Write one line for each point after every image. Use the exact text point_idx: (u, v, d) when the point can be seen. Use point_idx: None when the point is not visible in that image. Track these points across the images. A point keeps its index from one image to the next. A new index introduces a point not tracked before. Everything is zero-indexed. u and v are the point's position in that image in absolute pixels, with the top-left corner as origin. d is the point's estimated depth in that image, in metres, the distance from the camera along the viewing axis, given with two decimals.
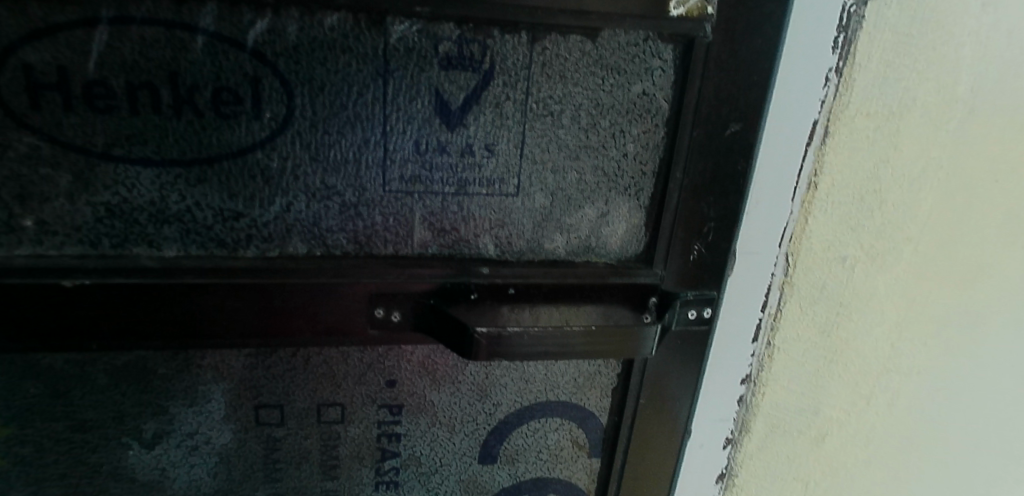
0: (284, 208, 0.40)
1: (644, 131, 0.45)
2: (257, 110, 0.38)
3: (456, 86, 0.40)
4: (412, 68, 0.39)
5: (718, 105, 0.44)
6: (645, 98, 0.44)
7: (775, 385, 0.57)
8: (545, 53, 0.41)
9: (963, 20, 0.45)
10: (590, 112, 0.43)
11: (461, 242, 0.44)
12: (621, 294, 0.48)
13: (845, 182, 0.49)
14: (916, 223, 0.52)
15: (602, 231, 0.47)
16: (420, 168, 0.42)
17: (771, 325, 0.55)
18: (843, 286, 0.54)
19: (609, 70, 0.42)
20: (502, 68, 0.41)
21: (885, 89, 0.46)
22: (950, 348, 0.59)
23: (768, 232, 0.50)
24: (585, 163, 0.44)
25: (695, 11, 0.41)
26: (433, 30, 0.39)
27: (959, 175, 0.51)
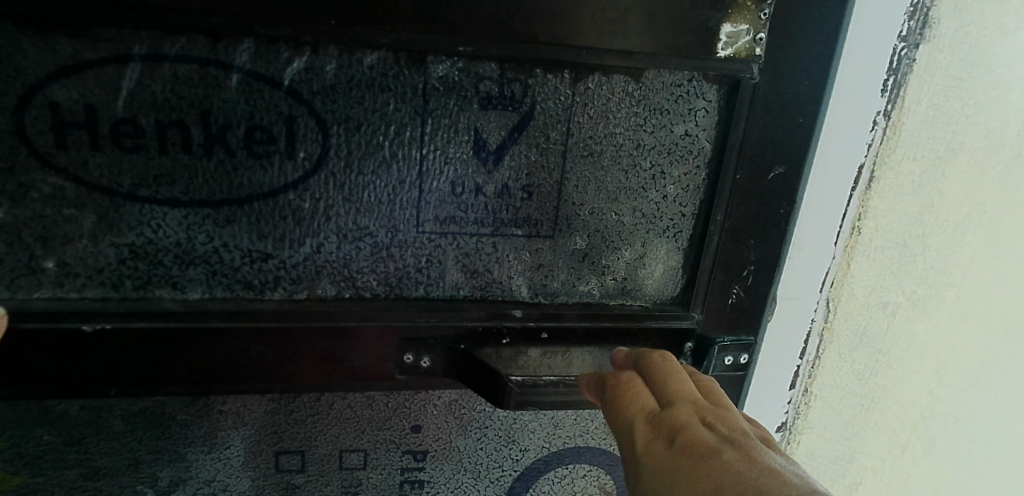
0: (314, 249, 0.39)
1: (685, 173, 0.43)
2: (292, 151, 0.37)
3: (494, 126, 0.39)
4: (452, 108, 0.38)
5: (763, 147, 0.43)
6: (688, 138, 0.43)
7: (809, 433, 0.55)
8: (587, 92, 0.40)
9: (1015, 63, 0.44)
10: (631, 153, 0.42)
11: (493, 284, 0.43)
12: (654, 339, 0.47)
13: (889, 226, 0.47)
14: (958, 269, 0.50)
15: (639, 272, 0.45)
16: (455, 209, 0.41)
17: (809, 373, 0.52)
18: (883, 333, 0.52)
19: (652, 110, 0.41)
20: (543, 109, 0.40)
21: (932, 134, 0.45)
22: (987, 395, 0.57)
23: (811, 278, 0.48)
24: (624, 205, 0.43)
25: (743, 53, 0.40)
26: (474, 69, 0.38)
27: (999, 220, 0.49)
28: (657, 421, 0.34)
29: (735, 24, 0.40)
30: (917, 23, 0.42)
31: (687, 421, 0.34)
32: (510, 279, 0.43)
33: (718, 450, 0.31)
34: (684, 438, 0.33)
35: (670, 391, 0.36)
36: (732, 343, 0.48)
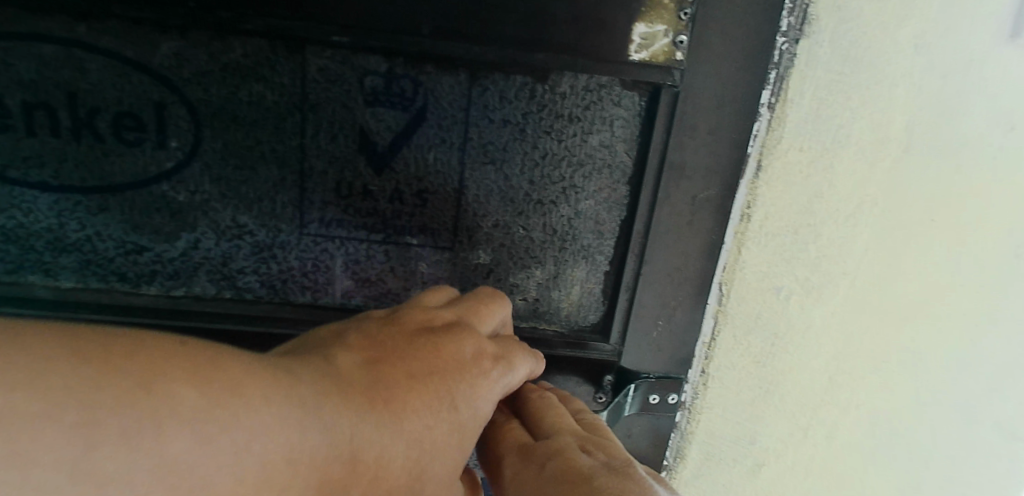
0: (191, 243, 0.45)
1: (601, 188, 0.48)
2: (163, 140, 0.42)
3: (385, 124, 0.44)
4: (337, 102, 0.43)
5: (692, 168, 0.47)
6: (604, 149, 0.47)
7: (709, 413, 0.57)
8: (484, 93, 0.44)
9: (898, 61, 0.45)
10: (540, 164, 0.46)
11: (385, 294, 0.48)
12: (569, 365, 0.52)
13: (778, 216, 0.49)
14: (852, 259, 0.52)
15: (553, 293, 0.51)
16: (340, 213, 0.45)
17: (705, 355, 0.54)
18: (779, 318, 0.53)
19: (559, 117, 0.45)
20: (437, 105, 0.44)
21: (819, 126, 0.46)
22: (890, 387, 0.60)
23: (706, 270, 0.50)
24: (533, 221, 0.48)
25: (660, 56, 0.44)
26: (357, 61, 0.42)
27: (893, 215, 0.51)
28: (535, 450, 0.42)
29: (651, 25, 0.43)
30: (797, 18, 0.43)
31: (564, 447, 0.41)
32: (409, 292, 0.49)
33: (584, 473, 0.39)
34: (558, 463, 0.40)
35: (553, 426, 0.44)
36: (658, 382, 0.54)
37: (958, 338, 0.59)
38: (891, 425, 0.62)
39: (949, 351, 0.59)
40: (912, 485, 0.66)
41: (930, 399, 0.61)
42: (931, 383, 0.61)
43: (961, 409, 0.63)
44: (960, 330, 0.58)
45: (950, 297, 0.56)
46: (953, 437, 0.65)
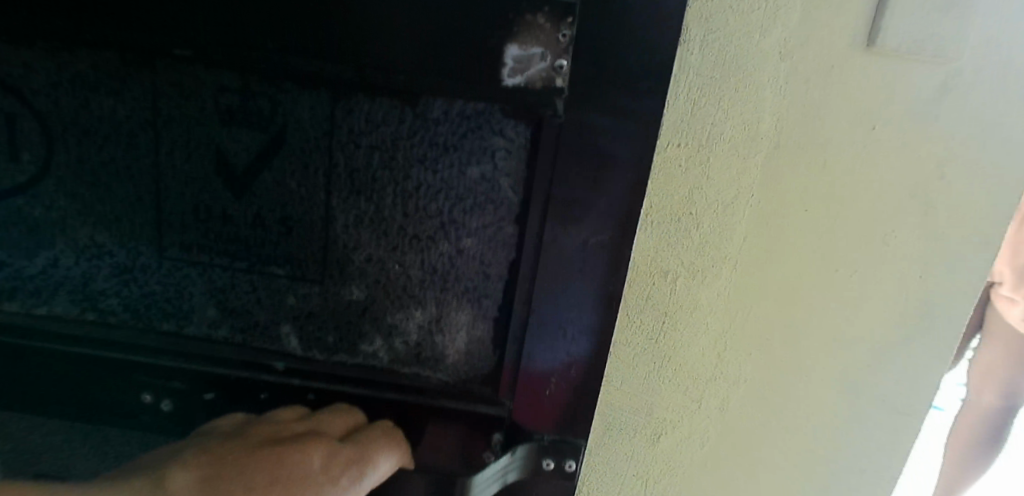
0: (48, 261, 0.52)
1: (484, 224, 0.50)
2: (18, 153, 0.49)
3: (242, 144, 0.48)
4: (189, 123, 0.48)
5: (574, 202, 0.48)
6: (486, 182, 0.49)
7: (607, 385, 0.63)
8: (348, 116, 0.48)
9: (761, 66, 0.51)
10: (415, 197, 0.50)
11: (253, 324, 0.53)
12: (452, 415, 0.54)
13: (661, 204, 0.55)
14: (732, 244, 0.57)
15: (435, 333, 0.53)
16: (199, 236, 0.51)
17: None
18: (667, 298, 0.59)
19: (434, 145, 0.48)
20: (297, 124, 0.48)
21: (691, 125, 0.52)
22: (776, 363, 0.64)
23: (602, 293, 0.51)
24: (410, 257, 0.51)
25: (539, 79, 0.45)
26: (214, 75, 0.46)
27: (769, 207, 0.56)
28: None
29: (525, 48, 0.44)
30: None
31: None
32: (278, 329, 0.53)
33: None
34: None
35: None
36: (551, 446, 0.55)
37: (840, 319, 0.63)
38: (785, 404, 0.67)
39: (834, 332, 0.64)
40: (810, 463, 0.70)
41: (823, 381, 0.66)
42: (821, 365, 0.65)
43: (851, 388, 0.66)
44: (841, 313, 0.63)
45: (830, 285, 0.61)
46: (846, 419, 0.68)
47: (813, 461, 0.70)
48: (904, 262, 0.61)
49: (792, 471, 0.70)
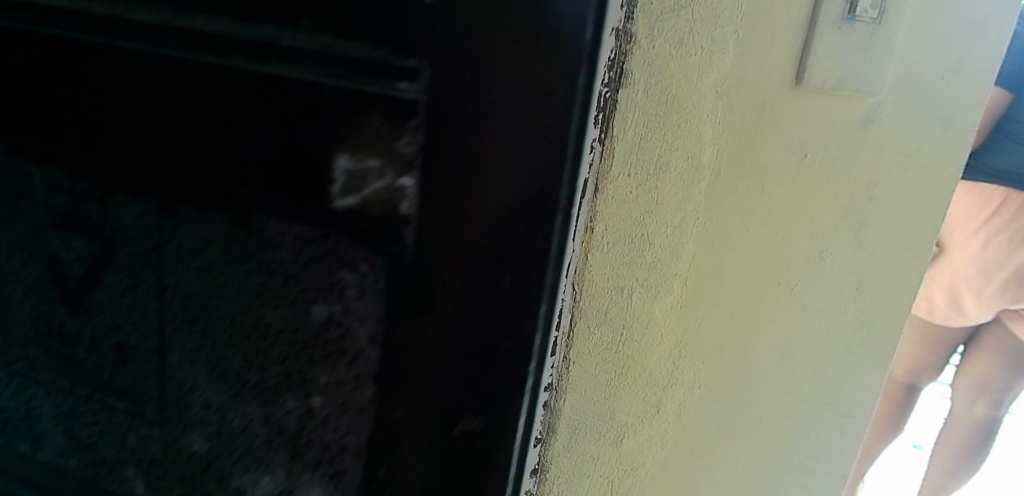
0: None
1: (331, 376, 0.55)
2: None
3: (74, 254, 0.61)
4: (32, 236, 0.62)
5: (423, 331, 0.52)
6: (330, 327, 0.54)
7: (574, 393, 0.68)
8: (178, 231, 0.56)
9: (701, 103, 0.57)
10: (248, 349, 0.57)
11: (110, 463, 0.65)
12: None
13: (617, 227, 0.61)
14: (683, 262, 0.63)
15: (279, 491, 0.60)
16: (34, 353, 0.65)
17: (566, 342, 0.65)
18: (624, 312, 0.65)
19: (272, 274, 0.54)
20: (127, 237, 0.58)
21: (640, 155, 0.58)
22: (728, 369, 0.70)
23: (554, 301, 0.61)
24: (250, 411, 0.58)
25: (383, 180, 0.48)
26: (72, 178, 0.58)
27: (715, 226, 0.62)
28: None
29: (359, 149, 0.47)
30: (617, 73, 0.56)
31: None
32: (124, 471, 0.64)
33: None
34: None
35: None
36: None
37: (784, 328, 0.69)
38: (739, 407, 0.72)
39: (778, 339, 0.69)
40: (764, 459, 0.75)
41: (772, 384, 0.71)
42: (770, 370, 0.71)
43: (796, 390, 0.72)
44: (785, 322, 0.69)
45: (777, 296, 0.67)
46: (794, 419, 0.74)
47: (765, 458, 0.75)
48: (844, 273, 0.67)
49: (748, 467, 0.76)
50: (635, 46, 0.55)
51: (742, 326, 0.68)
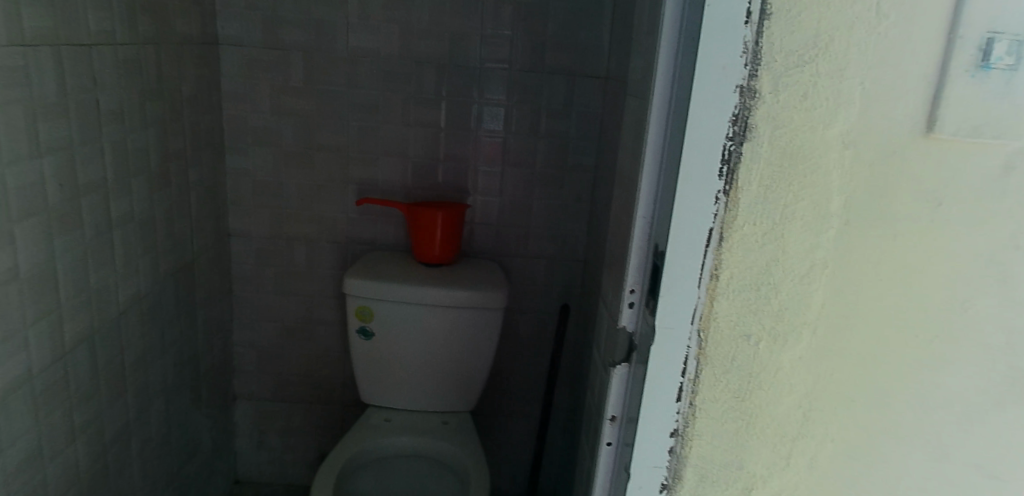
0: None
1: None
2: None
3: None
4: None
5: None
6: None
7: (700, 440, 0.66)
8: None
9: (827, 154, 0.57)
10: None
11: None
12: None
13: (743, 274, 0.60)
14: (811, 311, 0.62)
15: None
16: None
17: (692, 389, 0.64)
18: (752, 360, 0.64)
19: None
20: None
21: (766, 205, 0.58)
22: (860, 425, 0.66)
23: (677, 347, 0.62)
24: None
25: None
26: None
27: (845, 277, 0.60)
28: None
29: None
30: (741, 127, 0.56)
31: None
32: None
33: None
34: None
35: None
36: None
37: (921, 387, 0.64)
38: (884, 467, 0.68)
39: (916, 398, 0.64)
40: None
41: (909, 443, 0.66)
42: (906, 430, 0.66)
43: (937, 450, 0.67)
44: (922, 381, 0.63)
45: (913, 355, 0.62)
46: (935, 478, 0.68)
47: None
48: (985, 333, 0.61)
49: None
50: (759, 100, 0.55)
51: (881, 385, 0.64)
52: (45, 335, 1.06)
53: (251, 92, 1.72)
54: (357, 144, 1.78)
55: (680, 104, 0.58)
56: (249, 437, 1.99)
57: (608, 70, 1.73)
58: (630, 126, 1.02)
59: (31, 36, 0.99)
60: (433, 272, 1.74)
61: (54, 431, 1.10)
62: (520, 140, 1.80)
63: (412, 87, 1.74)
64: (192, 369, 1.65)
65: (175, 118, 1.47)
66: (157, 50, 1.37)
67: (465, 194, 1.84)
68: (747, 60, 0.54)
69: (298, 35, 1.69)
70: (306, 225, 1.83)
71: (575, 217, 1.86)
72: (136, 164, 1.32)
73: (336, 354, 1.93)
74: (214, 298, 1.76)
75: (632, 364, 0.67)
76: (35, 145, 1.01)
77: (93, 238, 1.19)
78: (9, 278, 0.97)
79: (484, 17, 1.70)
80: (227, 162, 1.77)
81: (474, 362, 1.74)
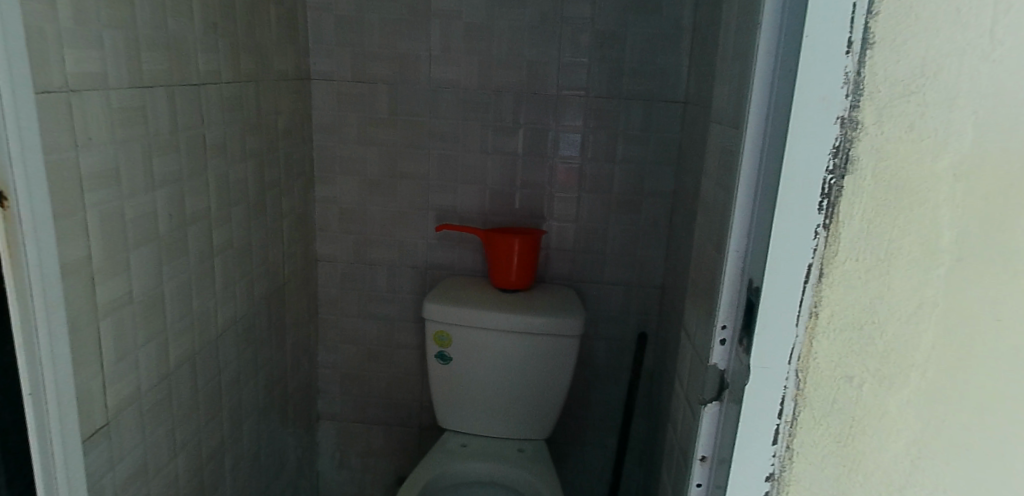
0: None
1: None
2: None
3: None
4: None
5: None
6: None
7: (797, 485, 0.63)
8: None
9: (936, 185, 0.53)
10: None
11: None
12: None
13: (844, 313, 0.57)
14: (921, 352, 0.57)
15: None
16: None
17: (789, 431, 0.61)
18: (856, 403, 0.59)
19: None
20: None
21: (869, 240, 0.55)
22: (974, 474, 0.60)
23: (774, 388, 0.60)
24: None
25: None
26: None
27: (959, 316, 0.56)
28: None
29: None
30: (841, 159, 0.54)
31: None
32: None
33: None
34: None
35: None
36: None
37: None
38: None
39: None
40: None
41: None
42: None
43: None
44: None
45: None
46: None
47: None
48: None
49: None
50: (861, 131, 0.53)
51: (1000, 434, 0.58)
52: (153, 355, 1.14)
53: (340, 124, 1.81)
54: (437, 172, 1.83)
55: (775, 135, 0.56)
56: (331, 456, 2.05)
57: (687, 94, 1.71)
58: (715, 153, 1.00)
59: (149, 79, 1.08)
60: (509, 298, 1.76)
61: (159, 447, 1.18)
62: (597, 167, 1.80)
63: (491, 116, 1.78)
64: (281, 389, 1.72)
65: (270, 151, 1.57)
66: (256, 87, 1.47)
67: (541, 220, 1.85)
68: (848, 91, 0.52)
69: (383, 69, 1.76)
70: (387, 251, 1.89)
71: (653, 244, 1.83)
72: (236, 195, 1.41)
73: (414, 377, 1.97)
74: (302, 321, 1.84)
75: (724, 401, 0.64)
76: (150, 179, 1.10)
77: (197, 265, 1.27)
78: (124, 303, 1.05)
79: (562, 46, 1.72)
80: (316, 191, 1.86)
81: (550, 389, 1.73)
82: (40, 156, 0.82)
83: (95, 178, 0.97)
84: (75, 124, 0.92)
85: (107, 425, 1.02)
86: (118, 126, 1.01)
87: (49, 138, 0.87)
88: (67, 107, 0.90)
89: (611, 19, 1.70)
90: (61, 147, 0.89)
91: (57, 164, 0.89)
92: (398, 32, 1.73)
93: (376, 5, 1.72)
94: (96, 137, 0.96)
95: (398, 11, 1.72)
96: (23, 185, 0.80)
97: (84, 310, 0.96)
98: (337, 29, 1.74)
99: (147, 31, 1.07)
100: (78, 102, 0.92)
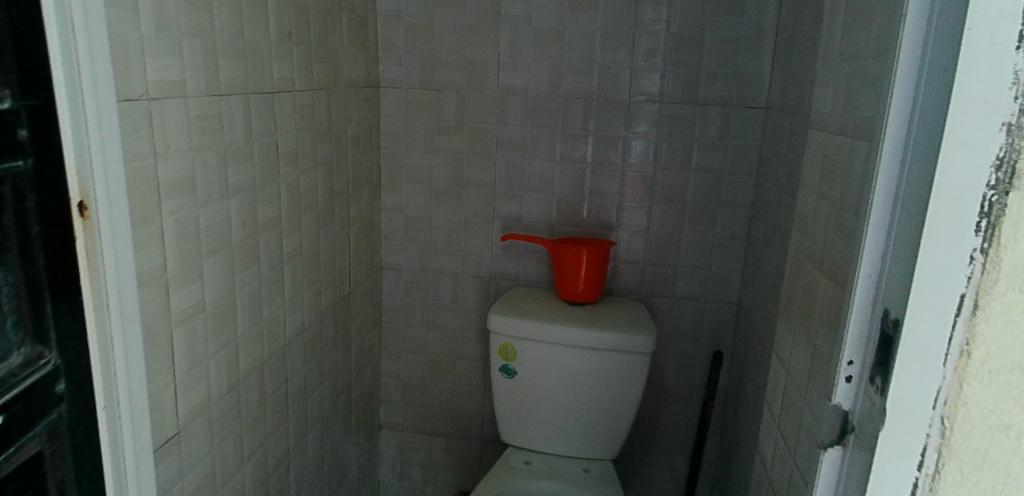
0: None
1: None
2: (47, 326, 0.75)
3: None
4: None
5: None
6: None
7: None
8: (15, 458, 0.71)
9: None
10: None
11: None
12: None
13: (1004, 352, 0.47)
14: None
15: None
16: None
17: (930, 486, 0.52)
18: (1012, 457, 0.50)
19: None
20: None
21: None
22: None
23: (911, 435, 0.50)
24: None
25: None
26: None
27: None
28: None
29: None
30: (1006, 172, 0.44)
31: None
32: None
33: None
34: None
35: None
36: None
37: None
38: None
39: None
40: None
41: None
42: None
43: None
44: None
45: None
46: None
47: None
48: None
49: None
50: None
51: None
52: (223, 363, 1.14)
53: (407, 131, 1.80)
54: (504, 181, 1.79)
55: (926, 143, 0.48)
56: (392, 466, 2.04)
57: (770, 99, 1.61)
58: (815, 162, 0.92)
59: (226, 87, 1.08)
60: (577, 311, 1.69)
61: (227, 456, 1.17)
62: (670, 175, 1.72)
63: (560, 123, 1.73)
64: (345, 397, 1.72)
65: (340, 159, 1.56)
66: (328, 95, 1.47)
67: (610, 231, 1.78)
68: (1018, 92, 0.43)
69: (452, 76, 1.74)
70: (452, 260, 1.86)
71: (729, 257, 1.73)
72: (307, 203, 1.41)
73: (476, 389, 1.93)
74: (366, 329, 1.83)
75: (848, 447, 0.57)
76: (225, 187, 1.10)
77: (268, 272, 1.27)
78: (196, 311, 1.05)
79: (636, 50, 1.65)
80: (383, 199, 1.85)
81: (618, 408, 1.66)
82: (121, 167, 0.82)
83: (172, 186, 0.97)
84: (154, 132, 0.92)
85: (177, 434, 1.02)
86: (196, 133, 1.02)
87: (130, 147, 0.87)
88: (148, 115, 0.90)
89: (689, 21, 1.62)
90: (141, 155, 0.90)
91: (138, 172, 0.89)
92: (468, 38, 1.71)
93: (446, 12, 1.70)
94: (174, 144, 0.97)
95: (468, 17, 1.70)
96: (103, 196, 0.80)
97: (159, 318, 0.96)
98: (407, 36, 1.73)
99: (224, 39, 1.07)
100: (157, 109, 0.92)
